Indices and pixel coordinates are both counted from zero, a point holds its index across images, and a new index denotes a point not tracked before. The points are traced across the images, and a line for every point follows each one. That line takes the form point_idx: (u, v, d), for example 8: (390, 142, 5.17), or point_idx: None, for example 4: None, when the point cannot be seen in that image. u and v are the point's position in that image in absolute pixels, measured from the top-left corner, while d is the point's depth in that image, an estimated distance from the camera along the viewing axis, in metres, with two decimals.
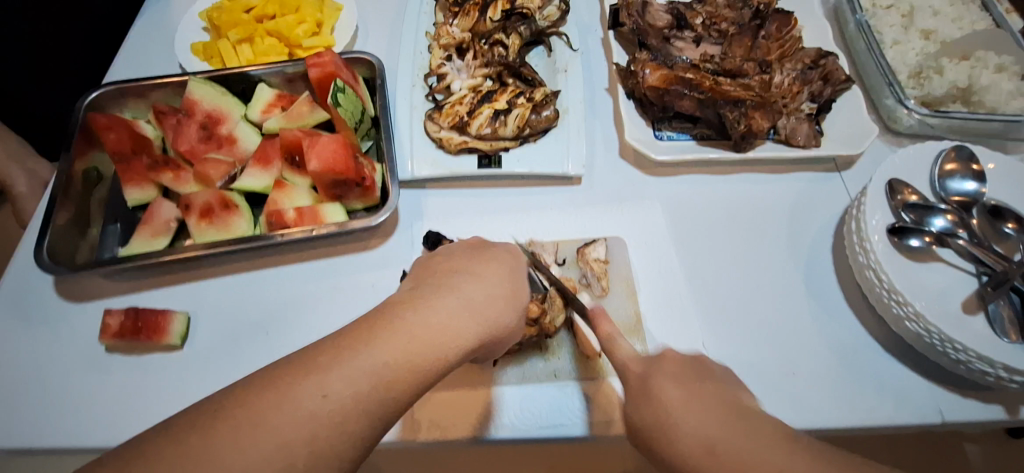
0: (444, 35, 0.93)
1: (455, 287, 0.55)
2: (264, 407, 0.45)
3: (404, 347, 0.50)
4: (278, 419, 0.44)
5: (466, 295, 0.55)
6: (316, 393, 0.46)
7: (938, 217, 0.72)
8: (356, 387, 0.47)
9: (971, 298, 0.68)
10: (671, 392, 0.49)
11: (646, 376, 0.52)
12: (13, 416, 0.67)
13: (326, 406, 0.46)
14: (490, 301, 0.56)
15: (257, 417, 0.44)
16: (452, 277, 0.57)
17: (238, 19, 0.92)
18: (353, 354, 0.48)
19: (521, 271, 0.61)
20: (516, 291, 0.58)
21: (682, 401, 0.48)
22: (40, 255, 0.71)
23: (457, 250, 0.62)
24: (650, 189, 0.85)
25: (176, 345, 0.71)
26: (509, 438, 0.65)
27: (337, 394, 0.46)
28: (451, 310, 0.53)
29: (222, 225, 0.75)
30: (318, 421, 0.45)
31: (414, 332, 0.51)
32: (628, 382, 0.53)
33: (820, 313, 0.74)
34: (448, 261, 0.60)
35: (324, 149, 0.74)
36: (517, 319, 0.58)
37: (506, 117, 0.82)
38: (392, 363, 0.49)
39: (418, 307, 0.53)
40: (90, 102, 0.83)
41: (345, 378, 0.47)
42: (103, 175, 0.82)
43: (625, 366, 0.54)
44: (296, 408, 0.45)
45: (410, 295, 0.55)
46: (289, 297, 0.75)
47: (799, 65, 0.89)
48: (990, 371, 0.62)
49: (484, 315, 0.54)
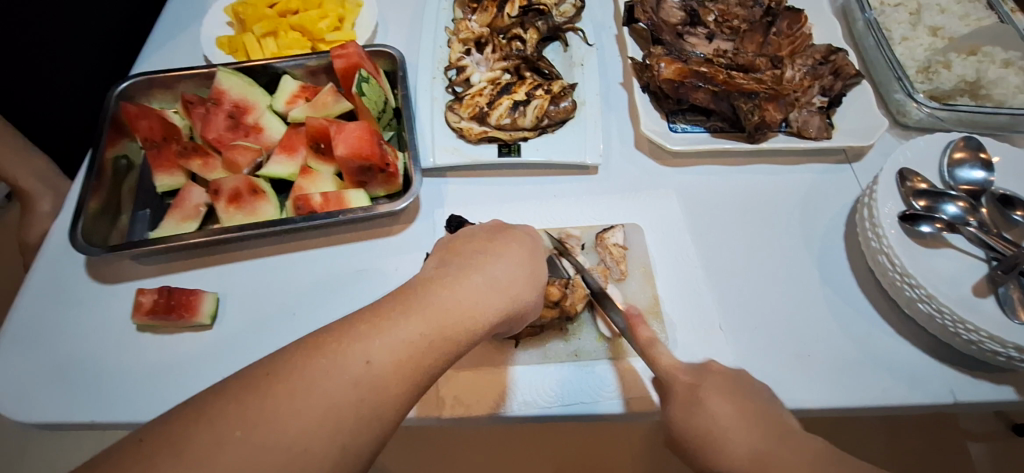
0: (463, 30, 0.95)
1: (479, 267, 0.57)
2: (314, 373, 0.46)
3: (437, 320, 0.52)
4: (328, 382, 0.46)
5: (489, 275, 0.56)
6: (360, 359, 0.48)
7: (948, 204, 0.73)
8: (396, 354, 0.49)
9: (981, 282, 0.69)
10: (708, 409, 0.51)
11: (696, 387, 0.53)
12: (47, 391, 0.69)
13: (370, 371, 0.48)
14: (513, 280, 0.57)
15: (308, 381, 0.46)
16: (476, 257, 0.58)
17: (263, 14, 0.94)
18: (390, 325, 0.50)
19: (540, 253, 0.61)
20: (537, 272, 0.59)
21: (722, 422, 0.50)
22: (75, 237, 0.72)
23: (476, 234, 0.62)
24: (665, 179, 0.87)
25: (206, 324, 0.73)
26: (529, 415, 0.66)
27: (380, 360, 0.48)
28: (477, 289, 0.55)
29: (251, 211, 0.77)
30: (362, 385, 0.47)
31: (444, 307, 0.53)
32: (676, 390, 0.54)
33: (835, 298, 0.76)
34: (468, 245, 0.60)
35: (351, 136, 0.76)
36: (537, 297, 0.59)
37: (526, 108, 0.85)
38: (427, 334, 0.51)
39: (448, 284, 0.55)
40: (120, 92, 0.86)
41: (384, 345, 0.49)
42: (132, 163, 0.85)
43: (673, 377, 0.55)
44: (343, 373, 0.47)
45: (437, 274, 0.56)
46: (317, 281, 0.77)
47: (810, 60, 0.91)
48: (1001, 351, 0.64)
49: (508, 293, 0.56)
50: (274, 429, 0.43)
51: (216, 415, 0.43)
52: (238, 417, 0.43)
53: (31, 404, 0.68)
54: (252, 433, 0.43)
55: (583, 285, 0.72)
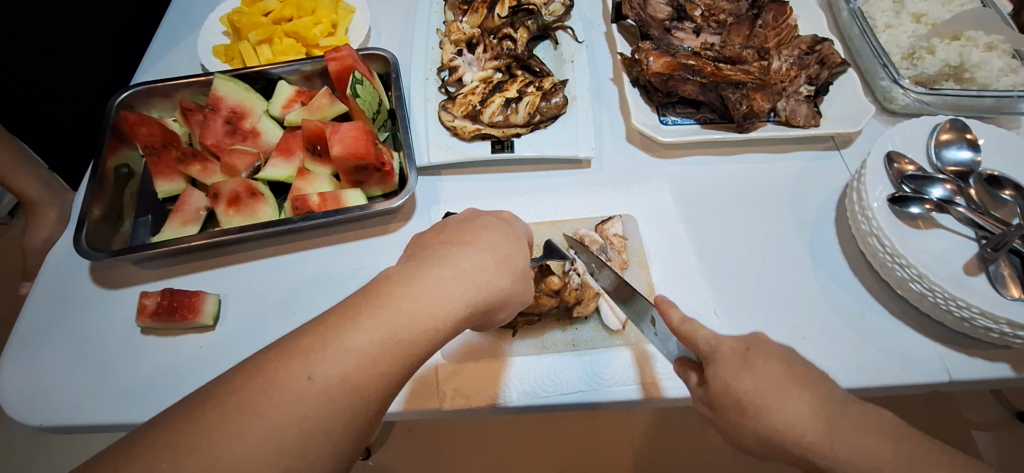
0: (455, 31, 0.97)
1: (444, 259, 0.55)
2: (254, 393, 0.44)
3: (393, 322, 0.50)
4: (268, 403, 0.44)
5: (457, 266, 0.54)
6: (302, 376, 0.46)
7: (936, 187, 0.75)
8: (343, 366, 0.47)
9: (972, 261, 0.70)
10: (755, 377, 0.50)
11: (746, 352, 0.51)
12: (52, 395, 0.70)
13: (313, 387, 0.46)
14: (479, 269, 0.55)
15: (246, 404, 0.44)
16: (441, 249, 0.56)
17: (257, 22, 0.95)
18: (336, 335, 0.48)
19: (513, 236, 0.60)
20: (509, 257, 0.58)
21: (774, 389, 0.49)
22: (80, 242, 0.74)
23: (448, 225, 0.60)
24: (658, 170, 0.89)
25: (208, 325, 0.74)
26: (531, 405, 0.67)
27: (325, 375, 0.46)
28: (439, 280, 0.53)
29: (249, 212, 0.78)
30: (306, 403, 0.45)
31: (402, 305, 0.50)
32: (721, 353, 0.51)
33: (828, 280, 0.77)
34: (440, 236, 0.59)
35: (346, 136, 0.77)
36: (511, 281, 0.57)
37: (518, 105, 0.86)
38: (380, 340, 0.49)
39: (407, 281, 0.52)
40: (121, 101, 0.87)
41: (330, 358, 0.47)
42: (133, 171, 0.86)
43: (718, 342, 0.52)
44: (284, 391, 0.45)
45: (397, 271, 0.54)
46: (316, 280, 0.78)
47: (796, 51, 0.92)
48: (994, 327, 0.65)
49: (476, 281, 0.54)
50: (234, 458, 0.42)
51: (211, 414, 0.44)
52: (162, 451, 0.42)
53: (39, 406, 0.69)
54: (177, 464, 0.41)
55: (593, 285, 0.73)
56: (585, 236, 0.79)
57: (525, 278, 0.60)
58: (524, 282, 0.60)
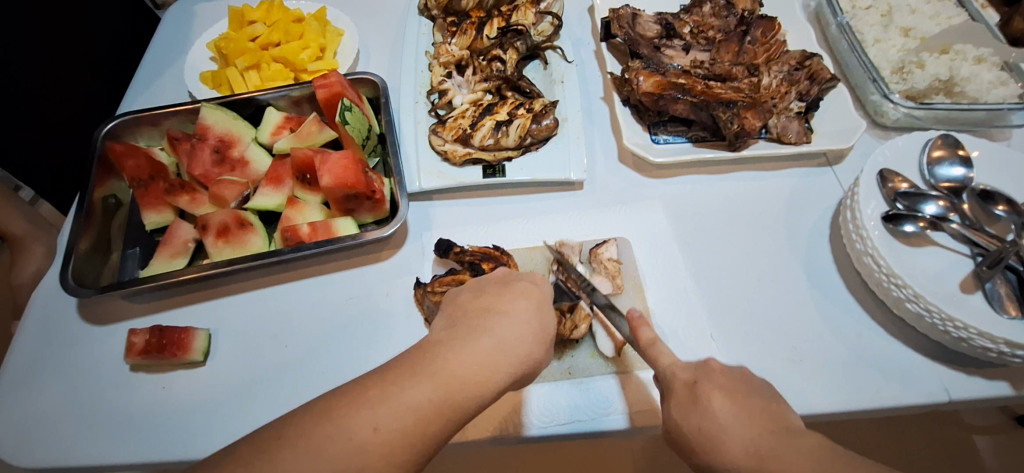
0: (444, 54, 0.97)
1: (486, 328, 0.54)
2: (321, 437, 0.45)
3: (447, 385, 0.49)
4: (336, 447, 0.45)
5: (498, 337, 0.53)
6: (367, 426, 0.46)
7: (930, 204, 0.75)
8: (403, 419, 0.47)
9: (968, 278, 0.70)
10: (707, 409, 0.49)
11: (695, 386, 0.51)
12: (39, 438, 0.68)
13: (376, 438, 0.46)
14: (520, 339, 0.54)
15: (314, 446, 0.45)
16: (482, 316, 0.55)
17: (244, 47, 0.94)
18: (398, 390, 0.48)
19: (547, 301, 0.59)
20: (546, 326, 0.56)
21: (724, 421, 0.49)
22: (66, 279, 0.73)
23: (484, 286, 0.59)
24: (651, 190, 0.88)
25: (198, 361, 0.73)
26: (529, 436, 0.66)
27: (388, 426, 0.47)
28: (485, 351, 0.52)
29: (239, 244, 0.77)
30: (369, 453, 0.46)
31: (454, 370, 0.50)
32: (674, 389, 0.52)
33: (825, 300, 0.77)
34: (477, 299, 0.57)
35: (335, 165, 0.76)
36: (544, 352, 0.56)
37: (508, 128, 0.85)
38: (435, 398, 0.49)
39: (456, 348, 0.52)
40: (108, 131, 0.86)
41: (393, 410, 0.47)
42: (121, 202, 0.85)
43: (672, 373, 0.53)
44: (349, 439, 0.46)
45: (444, 337, 0.54)
46: (308, 312, 0.77)
47: (786, 66, 0.90)
48: (992, 347, 0.64)
49: (515, 353, 0.53)
50: None
51: None
52: None
53: (27, 448, 0.68)
54: None
55: (585, 307, 0.73)
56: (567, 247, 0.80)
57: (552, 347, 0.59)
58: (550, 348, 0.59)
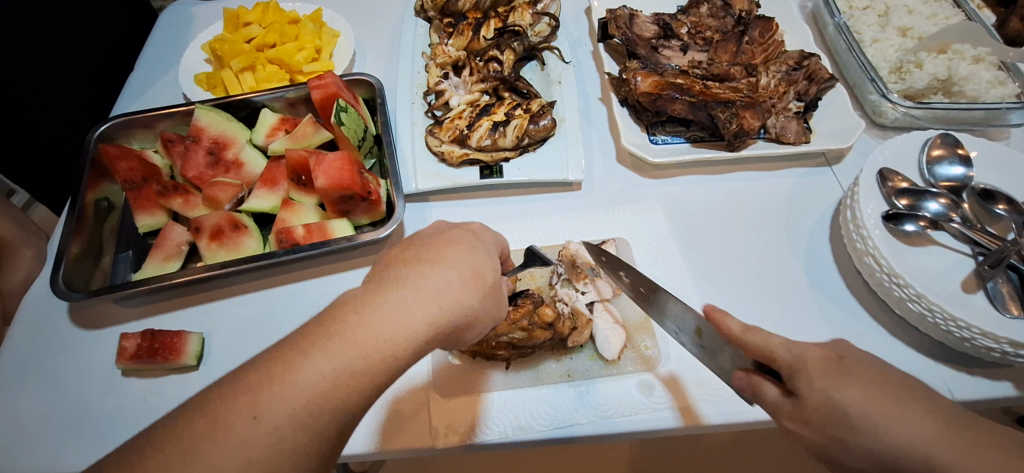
0: (440, 54, 0.96)
1: (403, 280, 0.50)
2: (197, 436, 0.41)
3: (347, 357, 0.45)
4: (211, 447, 0.41)
5: (415, 289, 0.49)
6: (247, 417, 0.42)
7: (930, 202, 0.74)
8: (291, 403, 0.43)
9: (970, 278, 0.69)
10: (855, 388, 0.45)
11: (840, 361, 0.47)
12: (27, 445, 0.67)
13: (260, 430, 0.42)
14: (441, 289, 0.50)
15: (190, 447, 0.41)
16: (402, 268, 0.51)
17: (240, 49, 0.93)
18: (287, 370, 0.44)
19: (478, 248, 0.55)
20: (476, 272, 0.52)
21: (877, 404, 0.44)
22: (56, 283, 0.71)
23: (410, 239, 0.55)
24: (651, 191, 0.88)
25: (191, 365, 0.71)
26: (489, 443, 0.65)
27: (270, 415, 0.42)
28: (399, 306, 0.48)
29: (233, 246, 0.76)
30: (252, 448, 0.42)
31: (358, 334, 0.46)
32: (810, 363, 0.47)
33: (827, 302, 0.76)
34: (402, 250, 0.54)
35: (330, 166, 0.75)
36: (479, 300, 0.52)
37: (505, 128, 0.84)
38: (333, 375, 0.44)
39: (365, 306, 0.48)
40: (100, 133, 0.85)
41: (279, 395, 0.43)
42: (113, 205, 0.84)
43: (804, 353, 0.48)
44: (227, 434, 0.42)
45: (356, 294, 0.49)
46: (303, 315, 0.76)
47: (784, 67, 0.91)
48: (995, 347, 0.64)
49: (439, 304, 0.49)
50: None
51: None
52: None
53: (14, 456, 0.66)
54: None
55: (585, 312, 0.72)
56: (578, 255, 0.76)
57: (498, 294, 0.55)
58: (493, 297, 0.54)
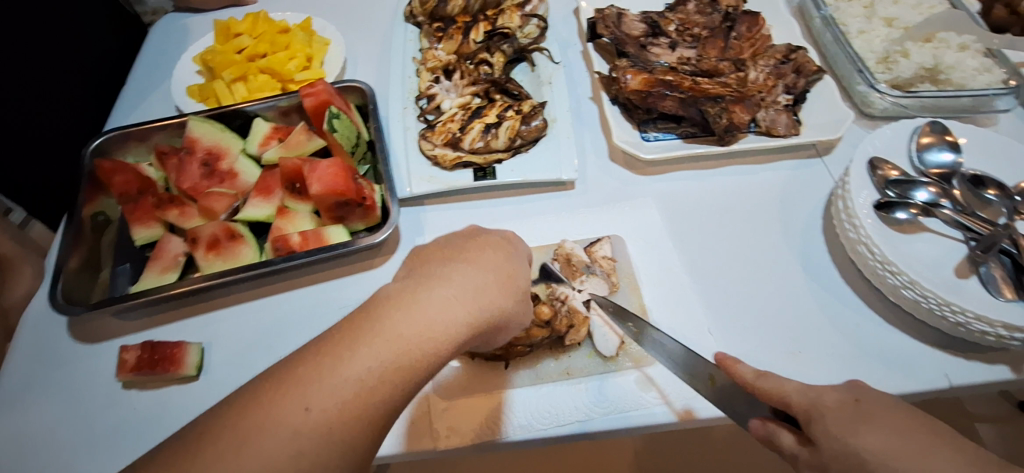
0: (431, 59, 0.98)
1: (444, 277, 0.52)
2: (246, 425, 0.41)
3: (391, 352, 0.46)
4: (237, 447, 0.40)
5: (455, 285, 0.51)
6: (299, 407, 0.42)
7: (920, 190, 0.75)
8: (340, 395, 0.43)
9: (962, 263, 0.70)
10: (873, 432, 0.42)
11: (857, 403, 0.45)
12: (31, 460, 0.67)
13: (305, 428, 0.42)
14: (481, 289, 0.52)
15: (243, 435, 0.41)
16: (444, 265, 0.54)
17: (231, 60, 0.94)
18: (333, 364, 0.44)
19: (514, 256, 0.58)
20: (514, 274, 0.55)
21: (902, 449, 0.41)
22: (56, 298, 0.72)
23: (449, 242, 0.58)
24: (644, 188, 0.88)
25: (191, 375, 0.72)
26: (519, 440, 0.65)
27: (322, 406, 0.42)
28: (440, 300, 0.49)
29: (230, 256, 0.76)
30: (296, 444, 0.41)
31: (402, 329, 0.47)
32: (827, 408, 0.45)
33: (822, 292, 0.76)
34: (442, 251, 0.56)
35: (324, 173, 0.76)
36: (514, 303, 0.54)
37: (498, 130, 0.85)
38: (380, 370, 0.45)
39: (406, 300, 0.49)
40: (96, 148, 0.86)
41: (326, 388, 0.43)
42: (110, 219, 0.84)
43: (818, 396, 0.46)
44: (279, 425, 0.41)
45: (396, 290, 0.50)
46: (302, 322, 0.76)
47: (772, 60, 0.93)
48: (990, 331, 0.64)
49: (478, 301, 0.51)
50: None
51: None
52: None
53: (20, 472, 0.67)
54: None
55: (581, 310, 0.73)
56: (572, 255, 0.79)
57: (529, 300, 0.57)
58: (523, 303, 0.56)
